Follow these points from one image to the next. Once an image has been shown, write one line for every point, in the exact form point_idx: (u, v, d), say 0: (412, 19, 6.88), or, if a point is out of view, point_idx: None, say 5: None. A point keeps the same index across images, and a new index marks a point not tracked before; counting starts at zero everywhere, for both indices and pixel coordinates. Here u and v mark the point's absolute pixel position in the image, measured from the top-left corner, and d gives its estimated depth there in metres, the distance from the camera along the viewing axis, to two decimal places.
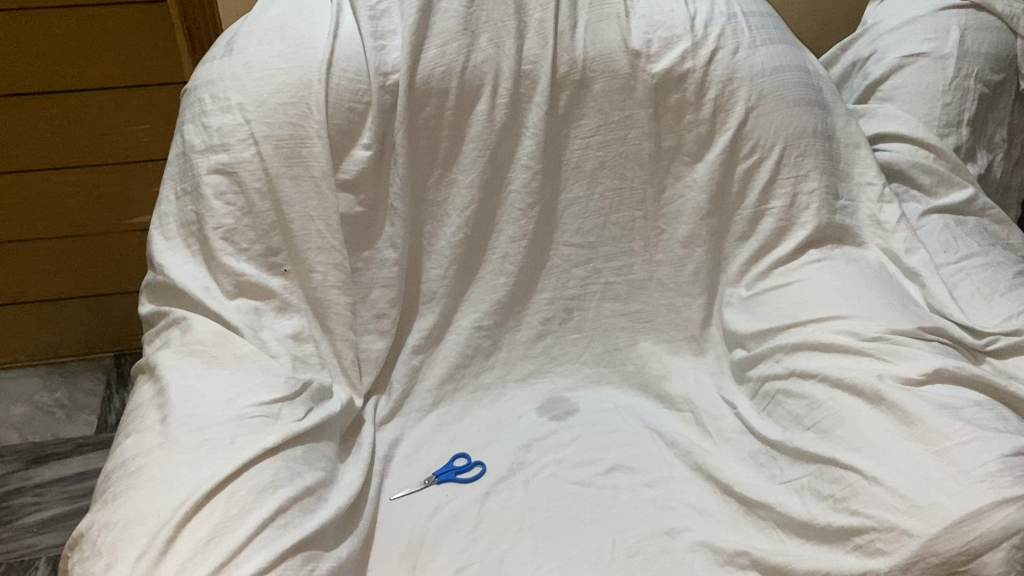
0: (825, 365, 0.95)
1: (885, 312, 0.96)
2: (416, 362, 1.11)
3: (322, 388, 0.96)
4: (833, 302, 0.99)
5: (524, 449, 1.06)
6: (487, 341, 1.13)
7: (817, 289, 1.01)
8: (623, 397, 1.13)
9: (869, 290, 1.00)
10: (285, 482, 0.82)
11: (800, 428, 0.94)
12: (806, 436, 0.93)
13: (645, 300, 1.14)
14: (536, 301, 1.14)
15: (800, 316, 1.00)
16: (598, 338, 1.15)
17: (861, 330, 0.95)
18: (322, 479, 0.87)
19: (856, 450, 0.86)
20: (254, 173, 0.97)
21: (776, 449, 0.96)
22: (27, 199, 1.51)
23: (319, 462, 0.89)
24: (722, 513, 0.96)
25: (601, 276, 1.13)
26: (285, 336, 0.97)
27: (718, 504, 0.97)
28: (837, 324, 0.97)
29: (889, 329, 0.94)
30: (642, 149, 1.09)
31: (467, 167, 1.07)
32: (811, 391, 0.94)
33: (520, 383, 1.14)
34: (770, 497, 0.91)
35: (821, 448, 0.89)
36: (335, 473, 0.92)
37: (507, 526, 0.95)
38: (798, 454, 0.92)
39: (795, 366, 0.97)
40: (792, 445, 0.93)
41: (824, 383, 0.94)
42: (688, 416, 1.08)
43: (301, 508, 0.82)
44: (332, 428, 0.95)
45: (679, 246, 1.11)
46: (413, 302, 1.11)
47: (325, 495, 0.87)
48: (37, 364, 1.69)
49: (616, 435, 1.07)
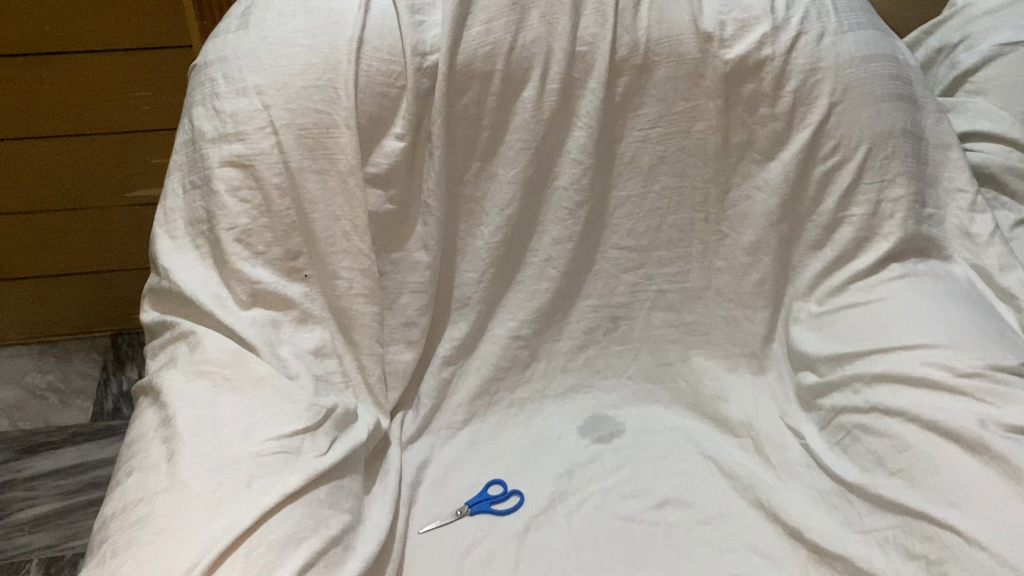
0: (913, 402, 0.84)
1: (982, 343, 0.85)
2: (446, 375, 1.00)
3: (347, 413, 0.85)
4: (920, 328, 0.88)
5: (566, 476, 0.95)
6: (525, 352, 1.02)
7: (901, 311, 0.90)
8: (673, 417, 1.02)
9: (961, 315, 0.88)
10: (308, 534, 0.71)
11: (882, 472, 0.84)
12: (890, 481, 0.82)
13: (701, 311, 1.03)
14: (579, 308, 1.03)
15: (882, 342, 0.89)
16: (647, 350, 1.04)
17: (956, 363, 0.84)
18: (348, 524, 0.77)
19: (953, 505, 0.75)
20: (273, 166, 0.85)
21: (853, 492, 0.86)
22: (15, 169, 1.38)
23: (345, 502, 0.78)
24: (790, 559, 0.85)
25: (653, 284, 1.02)
26: (305, 352, 0.86)
27: (785, 548, 0.87)
28: (925, 354, 0.86)
29: (989, 364, 0.83)
30: (706, 144, 0.97)
31: (510, 159, 0.95)
32: (897, 431, 0.84)
33: (560, 397, 1.04)
34: (845, 547, 0.80)
35: (909, 498, 0.79)
36: (361, 511, 0.81)
37: (551, 568, 0.85)
38: (881, 502, 0.82)
39: (877, 400, 0.87)
40: (873, 491, 0.82)
41: (911, 423, 0.83)
42: (748, 443, 0.97)
43: (326, 563, 0.71)
44: (358, 458, 0.85)
45: (743, 254, 1.00)
46: (444, 308, 1.00)
47: (351, 542, 0.77)
48: (26, 344, 1.58)
49: (668, 462, 0.97)
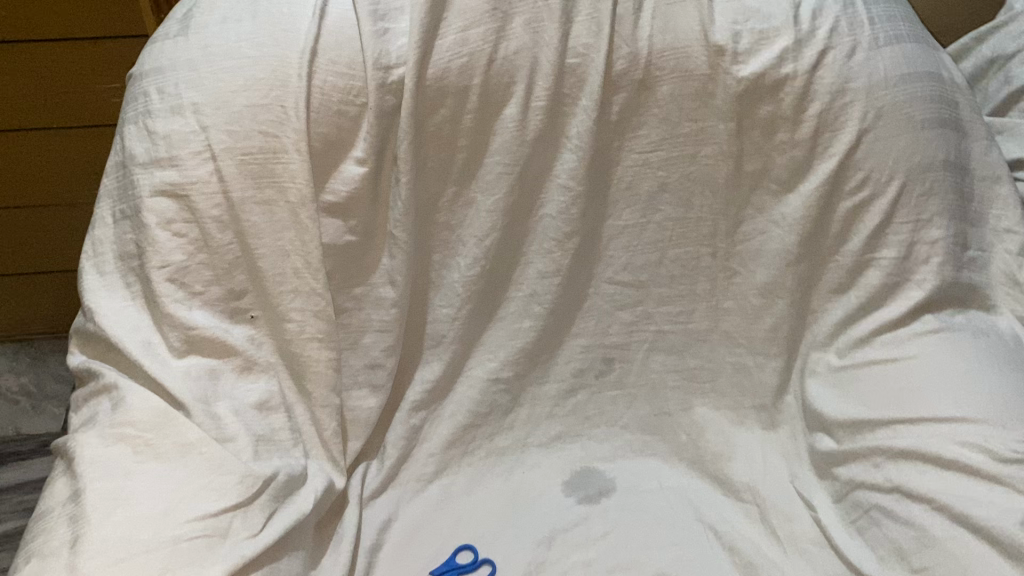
0: (943, 489, 0.72)
1: None
2: (415, 421, 0.90)
3: (291, 479, 0.75)
4: (954, 397, 0.76)
5: (545, 544, 0.85)
6: (505, 397, 0.92)
7: (934, 373, 0.78)
8: (670, 475, 0.91)
9: (1004, 380, 0.75)
10: None
11: (904, 568, 0.72)
12: None
13: (705, 356, 0.91)
14: (568, 348, 0.92)
15: (910, 410, 0.77)
16: (644, 397, 0.93)
17: (995, 445, 0.71)
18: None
19: None
20: (211, 196, 0.75)
21: None
22: None
23: None
24: None
25: (652, 323, 0.91)
26: (247, 406, 0.76)
27: None
28: (959, 429, 0.74)
29: None
30: (716, 170, 0.84)
31: (489, 185, 0.83)
32: (923, 521, 0.72)
33: (544, 447, 0.93)
34: None
35: None
36: None
37: None
38: None
39: (901, 481, 0.75)
40: None
41: (940, 514, 0.71)
42: (753, 511, 0.86)
43: None
44: (303, 529, 0.75)
45: (755, 295, 0.88)
46: (415, 347, 0.89)
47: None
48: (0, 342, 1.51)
49: (662, 528, 0.85)
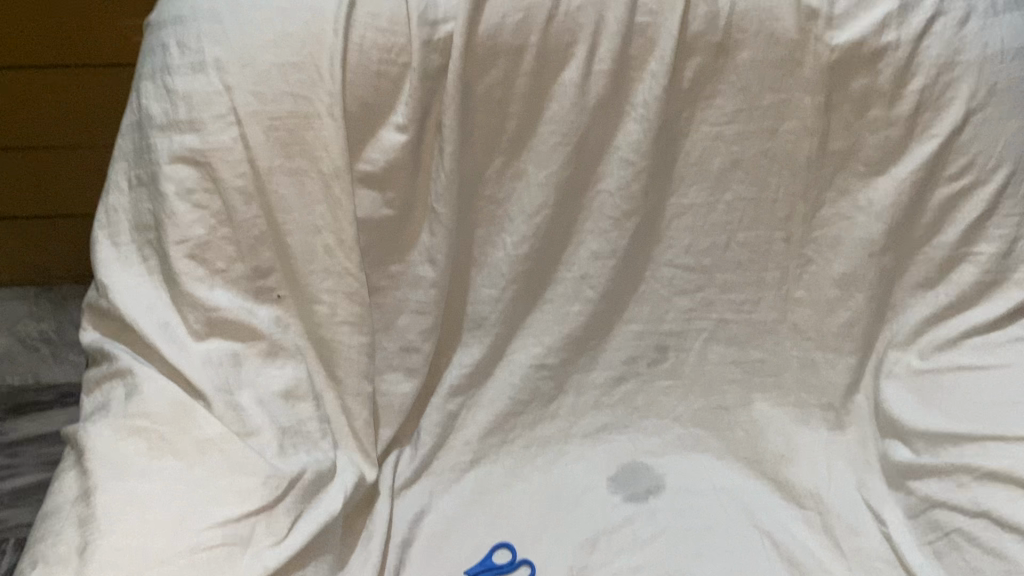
0: None
1: None
2: (452, 407, 0.84)
3: (318, 477, 0.69)
4: None
5: (588, 546, 0.79)
6: (549, 384, 0.85)
7: None
8: (725, 476, 0.84)
9: None
10: None
11: None
12: None
13: (770, 349, 0.84)
14: (620, 335, 0.84)
15: (1002, 424, 0.69)
16: (699, 389, 0.86)
17: None
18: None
19: None
20: (235, 165, 0.68)
21: None
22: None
23: None
24: None
25: (713, 312, 0.83)
26: (272, 396, 0.70)
27: None
28: None
29: None
30: (797, 148, 0.76)
31: (542, 157, 0.75)
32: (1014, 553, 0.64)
33: (588, 439, 0.87)
34: None
35: None
36: None
37: None
38: None
39: (987, 504, 0.67)
40: None
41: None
42: (815, 519, 0.79)
43: None
44: (332, 529, 0.69)
45: (832, 286, 0.79)
46: (454, 329, 0.82)
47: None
48: (19, 287, 1.44)
49: (715, 534, 0.79)
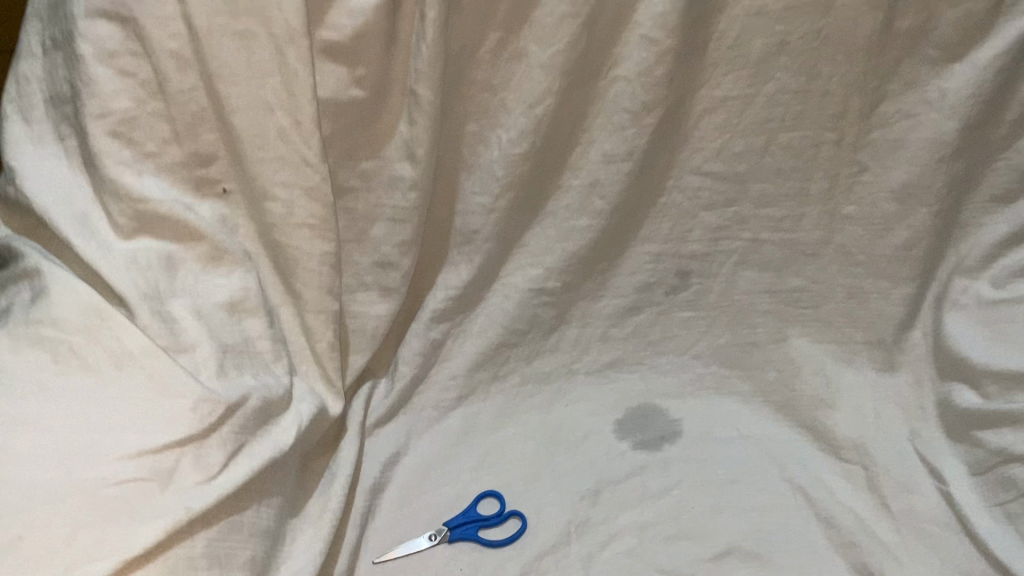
0: None
1: None
2: (435, 336, 0.72)
3: (266, 405, 0.58)
4: None
5: (589, 499, 0.68)
6: (550, 313, 0.73)
7: None
8: (753, 422, 0.72)
9: None
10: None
11: None
12: None
13: (811, 276, 0.71)
14: (633, 256, 0.72)
15: None
16: (726, 321, 0.74)
17: None
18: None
19: None
20: (163, 23, 0.55)
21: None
22: None
23: (244, 549, 0.53)
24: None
25: (746, 231, 0.70)
26: (214, 308, 0.58)
27: None
28: None
29: None
30: (856, 28, 0.61)
31: (546, 35, 0.61)
32: None
33: (593, 377, 0.75)
34: None
35: None
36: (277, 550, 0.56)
37: None
38: None
39: None
40: None
41: None
42: (857, 475, 0.68)
43: None
44: (286, 467, 0.59)
45: (889, 200, 0.67)
46: (439, 245, 0.70)
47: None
48: None
49: (739, 488, 0.68)
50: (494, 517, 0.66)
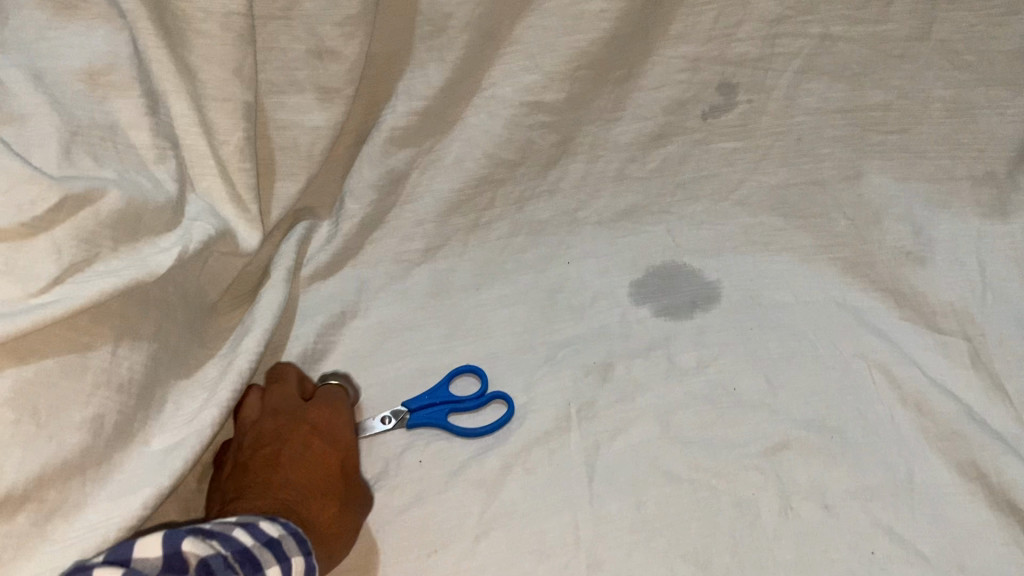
0: None
1: None
2: (397, 164, 0.54)
3: (136, 211, 0.40)
4: None
5: (599, 375, 0.51)
6: (549, 139, 0.55)
7: None
8: (812, 285, 0.54)
9: None
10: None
11: None
12: None
13: (900, 86, 0.53)
14: (662, 61, 0.54)
15: None
16: (782, 154, 0.56)
17: None
18: (54, 460, 0.34)
19: None
20: None
21: None
22: None
23: (91, 399, 0.36)
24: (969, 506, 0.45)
25: (814, 22, 0.51)
26: (63, 75, 0.41)
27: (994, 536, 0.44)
28: None
29: None
30: None
31: None
32: None
33: (603, 228, 0.57)
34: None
35: None
36: (150, 414, 0.40)
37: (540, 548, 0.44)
38: None
39: None
40: None
41: None
42: (960, 349, 0.50)
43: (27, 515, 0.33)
44: (171, 306, 0.42)
45: None
46: (400, 35, 0.51)
47: (60, 499, 0.34)
48: None
49: (798, 366, 0.51)
50: (469, 400, 0.49)
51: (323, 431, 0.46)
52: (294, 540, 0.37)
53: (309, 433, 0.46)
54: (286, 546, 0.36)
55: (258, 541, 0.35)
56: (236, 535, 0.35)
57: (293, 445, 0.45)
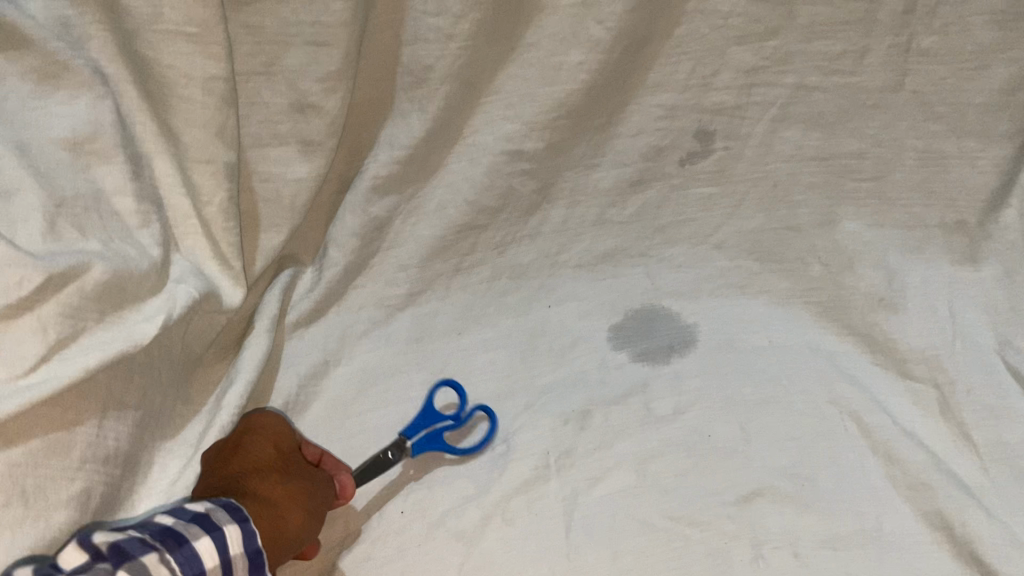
0: None
1: None
2: (380, 213, 0.55)
3: (122, 284, 0.41)
4: None
5: (577, 423, 0.52)
6: (530, 185, 0.56)
7: None
8: (788, 330, 0.56)
9: None
10: None
11: None
12: None
13: (872, 134, 0.54)
14: (640, 110, 0.54)
15: None
16: (759, 198, 0.57)
17: None
18: (42, 544, 0.35)
19: None
20: None
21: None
22: None
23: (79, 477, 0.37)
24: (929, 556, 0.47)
25: (790, 73, 0.53)
26: (47, 145, 0.42)
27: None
28: None
29: None
30: None
31: None
32: None
33: (583, 272, 0.59)
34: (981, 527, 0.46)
35: None
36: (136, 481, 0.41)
37: None
38: None
39: None
40: None
41: None
42: (929, 397, 0.51)
43: None
44: (157, 370, 0.43)
45: (987, 26, 0.49)
46: (382, 86, 0.52)
47: None
48: None
49: (769, 412, 0.53)
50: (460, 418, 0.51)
51: (262, 438, 0.46)
52: (227, 510, 0.37)
53: (248, 439, 0.46)
54: (214, 516, 0.36)
55: (181, 520, 0.36)
56: (159, 521, 0.36)
57: (231, 448, 0.45)
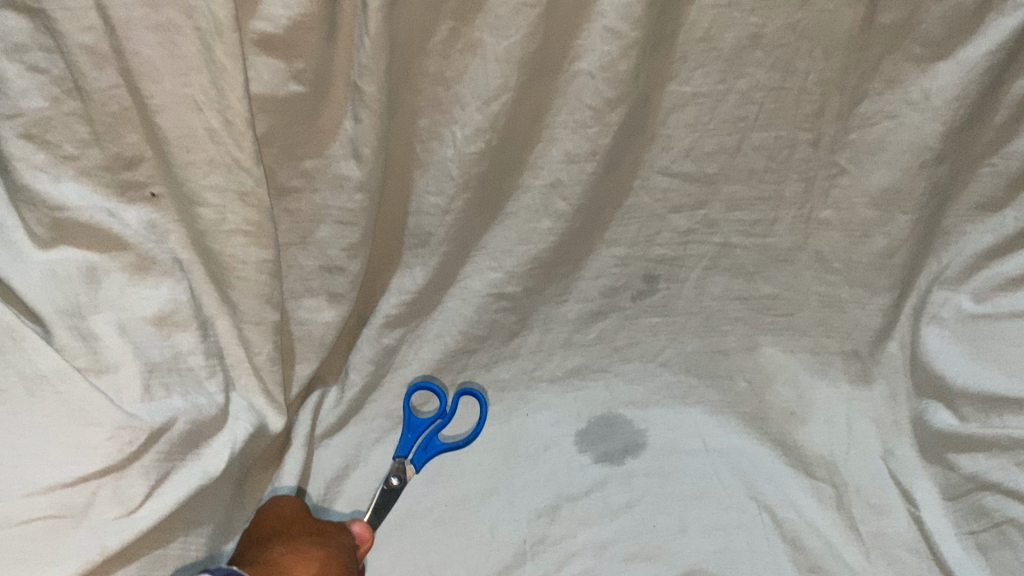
0: None
1: None
2: (389, 342, 0.68)
3: (197, 428, 0.54)
4: None
5: (547, 516, 0.65)
6: (511, 317, 0.69)
7: None
8: (719, 433, 0.69)
9: None
10: None
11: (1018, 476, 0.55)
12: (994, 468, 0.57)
13: (784, 282, 0.67)
14: (599, 259, 0.67)
15: None
16: (695, 327, 0.70)
17: None
18: None
19: None
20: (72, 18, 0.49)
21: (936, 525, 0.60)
22: None
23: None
24: None
25: (716, 234, 0.66)
26: (140, 322, 0.55)
27: None
28: None
29: None
30: (836, 20, 0.56)
31: (499, 25, 0.55)
32: None
33: (556, 385, 0.72)
34: None
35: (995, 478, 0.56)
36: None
37: None
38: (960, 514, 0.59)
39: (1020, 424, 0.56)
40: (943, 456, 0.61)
41: None
42: (827, 493, 0.65)
43: None
44: (219, 491, 0.56)
45: (867, 206, 0.62)
46: (392, 246, 0.65)
47: None
48: None
49: (700, 505, 0.66)
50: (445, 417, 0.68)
51: (282, 514, 0.59)
52: None
53: (270, 518, 0.58)
54: None
55: None
56: None
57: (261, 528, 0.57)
